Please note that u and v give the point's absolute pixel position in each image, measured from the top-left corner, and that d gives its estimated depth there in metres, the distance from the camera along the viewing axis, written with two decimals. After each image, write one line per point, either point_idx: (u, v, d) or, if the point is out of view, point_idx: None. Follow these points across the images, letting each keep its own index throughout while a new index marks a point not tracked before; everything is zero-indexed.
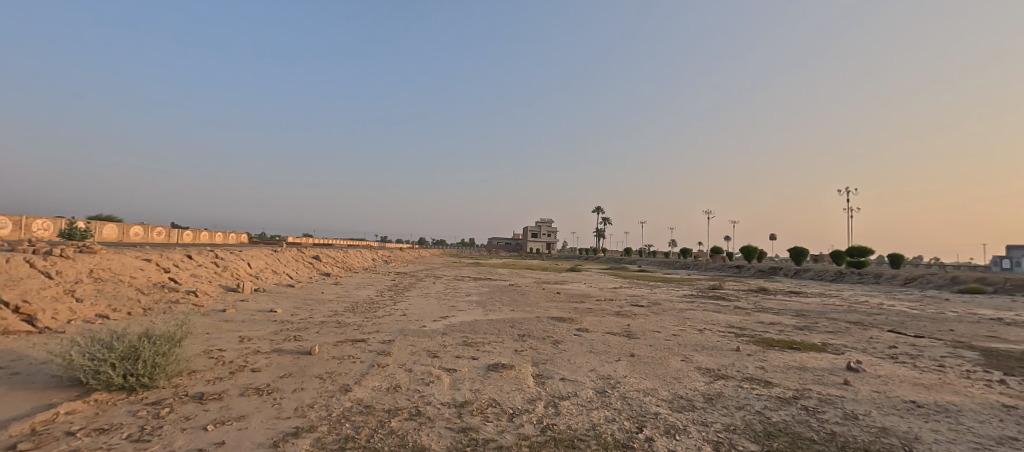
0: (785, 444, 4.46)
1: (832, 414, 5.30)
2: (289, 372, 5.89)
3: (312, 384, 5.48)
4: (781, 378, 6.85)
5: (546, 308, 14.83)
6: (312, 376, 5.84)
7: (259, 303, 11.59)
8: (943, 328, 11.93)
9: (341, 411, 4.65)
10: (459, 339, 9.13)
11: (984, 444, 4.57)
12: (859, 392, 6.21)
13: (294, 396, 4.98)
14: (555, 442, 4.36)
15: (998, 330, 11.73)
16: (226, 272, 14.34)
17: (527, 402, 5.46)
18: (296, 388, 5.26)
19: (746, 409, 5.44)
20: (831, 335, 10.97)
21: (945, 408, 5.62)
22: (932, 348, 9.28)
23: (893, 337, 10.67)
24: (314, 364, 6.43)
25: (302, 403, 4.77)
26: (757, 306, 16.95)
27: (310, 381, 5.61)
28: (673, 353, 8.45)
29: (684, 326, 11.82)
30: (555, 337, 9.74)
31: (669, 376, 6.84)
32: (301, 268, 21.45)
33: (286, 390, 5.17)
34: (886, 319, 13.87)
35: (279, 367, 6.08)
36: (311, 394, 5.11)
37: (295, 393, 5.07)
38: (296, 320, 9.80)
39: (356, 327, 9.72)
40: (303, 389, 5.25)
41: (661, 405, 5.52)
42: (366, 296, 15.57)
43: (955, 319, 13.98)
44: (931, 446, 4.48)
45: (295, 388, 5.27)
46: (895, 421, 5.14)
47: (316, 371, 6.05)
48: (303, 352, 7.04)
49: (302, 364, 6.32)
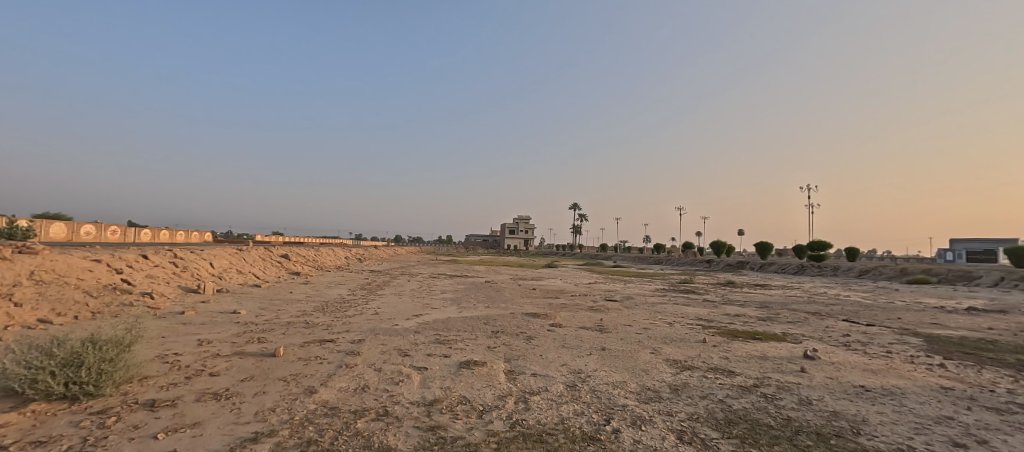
0: (743, 430, 4.63)
1: (788, 400, 5.56)
2: (250, 375, 5.70)
3: (274, 387, 5.32)
4: (743, 367, 7.15)
5: (520, 304, 14.88)
6: (276, 378, 5.67)
7: (221, 304, 11.15)
8: (892, 317, 12.69)
9: (304, 414, 4.53)
10: (432, 337, 9.07)
11: (924, 424, 4.88)
12: (814, 378, 6.54)
13: (256, 399, 4.83)
14: (523, 437, 4.39)
15: (941, 318, 12.58)
16: (186, 273, 13.75)
17: (498, 398, 5.47)
18: (257, 392, 5.08)
19: (709, 398, 5.63)
20: (791, 325, 11.50)
21: (891, 391, 5.98)
22: (882, 336, 9.86)
23: (846, 326, 11.27)
24: (278, 365, 6.25)
25: (263, 407, 4.62)
26: (724, 298, 17.55)
27: (273, 383, 5.44)
28: (643, 346, 8.64)
29: (654, 319, 12.11)
30: (528, 333, 9.80)
31: (638, 369, 7.01)
32: (269, 267, 20.85)
33: (247, 394, 5.00)
34: (842, 309, 14.66)
35: (239, 370, 5.86)
36: (273, 398, 4.95)
37: (256, 397, 4.91)
38: (260, 321, 9.47)
39: (325, 327, 9.48)
40: (265, 392, 5.09)
41: (629, 397, 5.64)
42: (338, 295, 15.28)
43: (903, 308, 14.86)
44: (876, 427, 4.75)
45: (257, 392, 5.10)
46: (844, 404, 5.43)
47: (280, 373, 5.87)
48: (267, 353, 6.83)
49: (265, 367, 6.13)
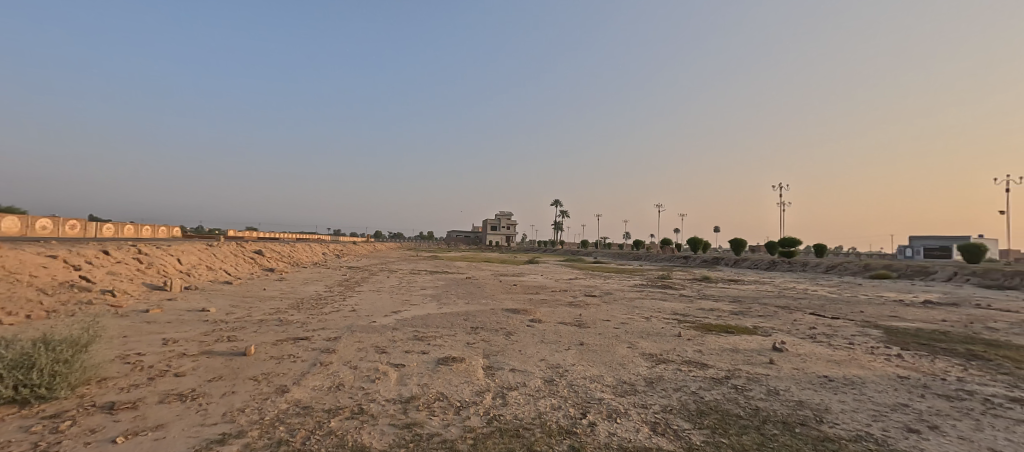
0: (714, 420, 4.76)
1: (756, 391, 5.74)
2: (219, 375, 5.52)
3: (244, 387, 5.16)
4: (716, 360, 7.34)
5: (500, 300, 14.88)
6: (245, 378, 5.50)
7: (189, 302, 10.76)
8: (856, 310, 13.23)
9: (276, 414, 4.41)
10: (410, 333, 8.97)
11: (881, 411, 5.11)
12: (781, 369, 6.77)
13: (224, 400, 4.67)
14: (500, 432, 4.38)
15: (900, 311, 13.19)
16: (152, 270, 13.21)
17: (476, 394, 5.45)
18: (225, 392, 4.93)
19: (683, 390, 5.76)
20: (761, 319, 11.86)
21: (852, 380, 6.24)
22: (845, 328, 10.28)
23: (813, 319, 11.70)
24: (248, 365, 6.07)
25: (232, 408, 4.49)
26: (700, 293, 17.96)
27: (242, 383, 5.28)
28: (620, 341, 8.76)
29: (632, 314, 12.30)
30: (508, 329, 9.80)
31: (615, 363, 7.10)
32: (241, 263, 20.24)
33: (214, 394, 4.83)
34: (809, 303, 15.22)
35: (207, 370, 5.67)
36: (243, 398, 4.81)
37: (224, 397, 4.76)
38: (231, 319, 9.18)
39: (299, 325, 9.27)
40: (234, 393, 4.94)
41: (606, 390, 5.71)
42: (314, 292, 14.97)
43: (866, 302, 15.52)
44: (838, 416, 4.94)
45: (225, 392, 4.94)
46: (808, 394, 5.64)
47: (250, 373, 5.70)
48: (237, 352, 6.63)
49: (235, 366, 5.94)
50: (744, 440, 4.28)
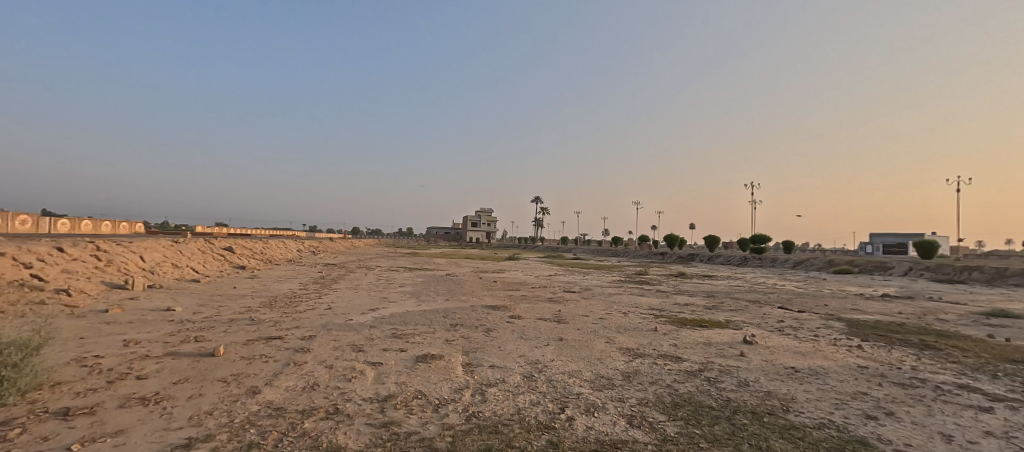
0: (688, 412, 4.85)
1: (728, 382, 5.88)
2: (185, 377, 5.30)
3: (212, 389, 4.97)
4: (690, 353, 7.49)
5: (480, 296, 14.85)
6: (214, 380, 5.30)
7: (153, 301, 10.33)
8: (821, 304, 13.77)
9: (246, 417, 4.27)
10: (388, 331, 8.83)
11: (843, 399, 5.32)
12: (752, 361, 6.96)
13: (190, 403, 4.49)
14: (479, 429, 4.36)
15: (862, 304, 13.79)
16: (112, 268, 12.63)
17: (455, 391, 5.41)
18: (192, 395, 4.73)
19: (658, 383, 5.85)
20: (733, 313, 12.19)
21: (817, 371, 6.48)
22: (811, 321, 10.67)
23: (782, 313, 12.10)
24: (217, 366, 5.86)
25: (199, 411, 4.31)
26: (675, 289, 18.36)
27: (210, 385, 5.08)
28: (598, 336, 8.85)
29: (610, 309, 12.46)
30: (487, 325, 9.77)
31: (593, 358, 7.16)
32: (210, 260, 19.56)
33: (180, 397, 4.64)
34: (778, 297, 15.74)
35: (172, 372, 5.44)
36: (210, 400, 4.63)
37: (191, 400, 4.57)
38: (198, 319, 8.85)
39: (272, 324, 9.01)
40: (201, 395, 4.75)
41: (584, 385, 5.75)
42: (288, 290, 14.59)
43: (830, 295, 16.18)
44: (804, 405, 5.11)
45: (192, 395, 4.75)
46: (777, 384, 5.82)
47: (218, 374, 5.50)
48: (205, 353, 6.39)
49: (203, 368, 5.72)
50: (715, 430, 4.37)
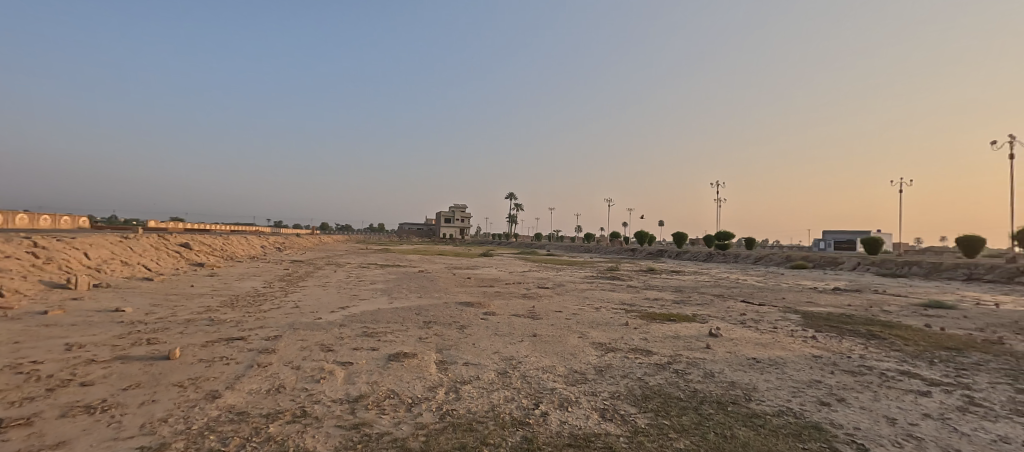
0: (658, 404, 4.97)
1: (695, 374, 6.06)
2: (136, 382, 5.03)
3: (166, 395, 4.73)
4: (660, 346, 7.68)
5: (453, 293, 14.76)
6: (168, 385, 5.05)
7: (100, 301, 9.74)
8: (780, 297, 14.41)
9: (205, 423, 4.08)
10: (358, 329, 8.64)
11: (800, 387, 5.57)
12: (717, 353, 7.20)
13: (142, 410, 4.26)
14: (453, 427, 4.32)
15: (816, 297, 14.56)
16: (52, 266, 11.84)
17: (428, 390, 5.35)
18: (145, 402, 4.49)
19: (629, 376, 5.97)
20: (700, 307, 12.59)
21: (776, 361, 6.77)
22: (772, 314, 11.14)
23: (744, 306, 12.59)
24: (172, 370, 5.58)
25: (152, 418, 4.09)
26: (645, 284, 18.81)
27: (164, 391, 4.83)
28: (572, 331, 8.94)
29: (582, 305, 12.63)
30: (461, 322, 9.72)
31: (567, 353, 7.23)
32: (164, 258, 18.60)
33: (131, 404, 4.39)
34: (740, 291, 16.37)
35: (121, 377, 5.15)
36: (165, 407, 4.41)
37: (143, 407, 4.34)
38: (151, 320, 8.41)
39: (233, 324, 8.66)
40: (155, 401, 4.51)
41: (558, 380, 5.81)
42: (250, 288, 14.07)
43: (788, 289, 16.95)
44: (765, 393, 5.33)
45: (144, 401, 4.50)
46: (740, 375, 6.04)
47: (174, 378, 5.24)
48: (159, 357, 6.08)
49: (156, 372, 5.44)
50: (683, 420, 4.50)
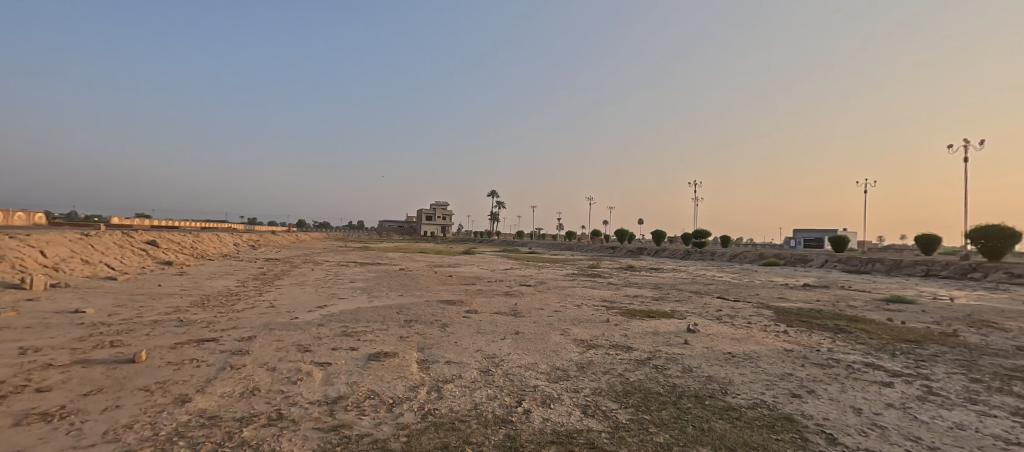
0: (638, 399, 5.11)
1: (674, 369, 6.24)
2: (99, 387, 4.89)
3: (132, 400, 4.62)
4: (640, 343, 7.85)
5: (435, 291, 14.73)
6: (134, 389, 4.93)
7: (59, 302, 9.38)
8: (754, 293, 14.87)
9: (173, 428, 4.02)
10: (337, 329, 8.56)
11: (773, 380, 5.80)
12: (695, 349, 7.41)
13: (105, 417, 4.16)
14: (435, 426, 4.36)
15: (788, 293, 15.07)
16: (5, 266, 11.33)
17: (409, 389, 5.36)
18: (108, 407, 4.39)
19: (610, 372, 6.10)
20: (678, 303, 12.89)
21: (750, 355, 7.01)
22: (745, 309, 11.49)
23: (720, 302, 12.94)
24: (138, 373, 5.44)
25: (116, 425, 4.01)
26: (624, 281, 19.12)
27: (129, 396, 4.72)
28: (554, 328, 9.06)
29: (564, 302, 12.79)
30: (443, 321, 9.72)
31: (549, 350, 7.33)
32: (129, 256, 17.97)
33: (92, 411, 4.28)
34: (716, 288, 16.81)
35: (82, 382, 5.00)
36: (130, 412, 4.31)
37: (105, 413, 4.24)
38: (115, 322, 8.15)
39: (204, 324, 8.47)
40: (119, 407, 4.41)
41: (540, 377, 5.89)
42: (222, 287, 13.74)
43: (761, 286, 17.50)
44: (740, 387, 5.53)
45: (107, 407, 4.40)
46: (716, 369, 6.25)
47: (139, 383, 5.11)
48: (124, 360, 5.92)
49: (120, 376, 5.30)
50: (663, 415, 4.64)
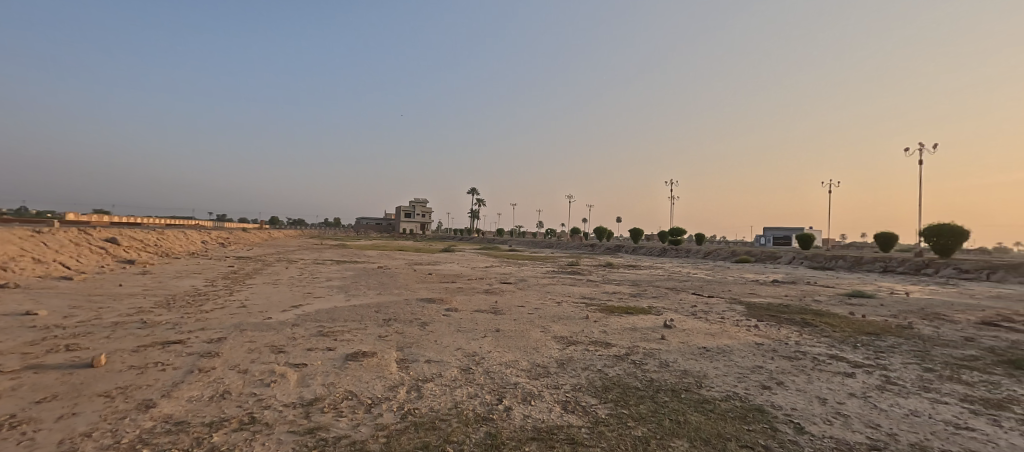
0: (617, 394, 5.26)
1: (651, 364, 6.43)
2: (53, 394, 4.74)
3: (89, 407, 4.50)
4: (619, 338, 8.04)
5: (414, 289, 14.67)
6: (92, 395, 4.79)
7: (9, 304, 8.95)
8: (728, 289, 15.35)
9: (136, 436, 3.94)
10: (313, 329, 8.45)
11: (744, 373, 6.05)
12: (671, 344, 7.64)
13: (60, 425, 4.05)
14: (415, 426, 4.39)
15: (759, 289, 15.62)
16: None
17: (388, 389, 5.38)
18: (63, 415, 4.26)
19: (590, 368, 6.25)
20: (654, 299, 13.21)
21: (723, 349, 7.28)
22: (718, 305, 11.88)
23: (695, 298, 13.33)
24: (96, 379, 5.29)
25: (73, 433, 3.91)
26: (603, 278, 19.44)
27: (87, 402, 4.59)
28: (534, 326, 9.17)
29: (544, 299, 12.94)
30: (422, 319, 9.71)
31: (529, 347, 7.44)
32: (87, 255, 17.24)
33: (47, 419, 4.16)
34: (690, 284, 17.28)
35: (35, 389, 4.84)
36: (88, 420, 4.20)
37: (60, 422, 4.12)
38: (71, 324, 7.85)
39: (170, 326, 8.24)
40: (76, 414, 4.29)
41: (520, 374, 5.99)
42: (190, 287, 13.34)
43: (734, 282, 18.07)
44: (714, 380, 5.75)
45: (63, 415, 4.27)
46: (692, 363, 6.48)
47: (98, 388, 4.97)
48: (82, 365, 5.73)
49: (76, 382, 5.14)
50: (641, 409, 4.80)
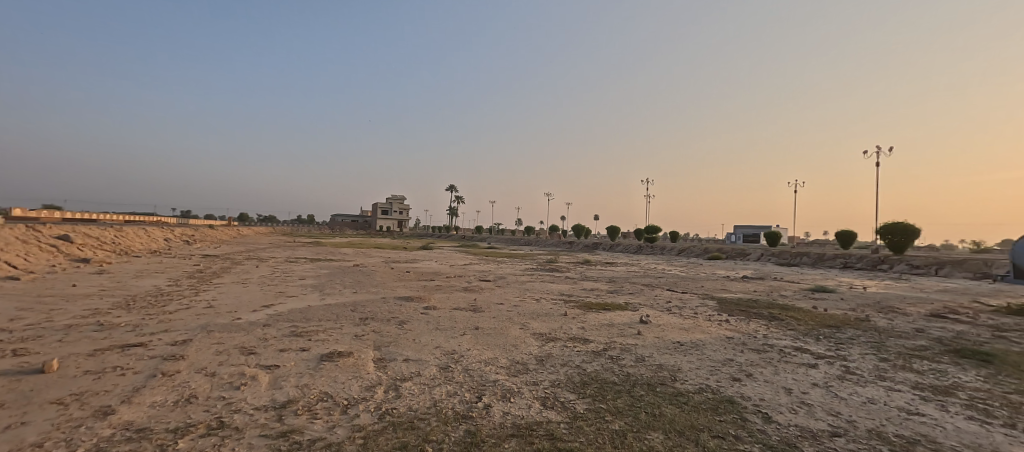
0: (595, 389, 5.41)
1: (628, 359, 6.63)
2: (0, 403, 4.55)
3: (41, 415, 4.35)
4: (596, 334, 8.22)
5: (391, 287, 14.56)
6: (44, 403, 4.63)
7: None
8: (700, 285, 15.83)
9: (93, 445, 3.84)
10: (286, 329, 8.32)
11: (716, 366, 6.30)
12: (647, 339, 7.87)
13: (8, 437, 3.90)
14: (393, 426, 4.42)
15: (729, 284, 16.17)
16: None
17: (365, 389, 5.38)
18: (12, 425, 4.11)
19: (568, 364, 6.39)
20: (630, 295, 13.51)
21: (696, 343, 7.55)
22: (691, 300, 12.25)
23: (669, 294, 13.70)
24: (49, 385, 5.09)
25: (23, 444, 3.79)
26: (581, 275, 19.72)
27: (39, 411, 4.43)
28: (512, 323, 9.27)
29: (522, 296, 13.06)
30: (400, 318, 9.67)
31: (508, 344, 7.53)
32: (38, 254, 16.38)
33: None
34: (664, 280, 17.72)
35: None
36: (40, 429, 4.06)
37: (9, 432, 3.98)
38: (20, 328, 7.48)
39: (130, 328, 7.96)
40: (26, 424, 4.15)
41: (500, 372, 6.08)
42: (153, 287, 12.87)
43: (706, 278, 18.63)
44: (687, 373, 5.97)
45: (11, 425, 4.12)
46: (666, 357, 6.70)
47: (51, 395, 4.80)
48: (33, 370, 5.51)
49: (26, 389, 4.94)
50: (618, 403, 4.96)
